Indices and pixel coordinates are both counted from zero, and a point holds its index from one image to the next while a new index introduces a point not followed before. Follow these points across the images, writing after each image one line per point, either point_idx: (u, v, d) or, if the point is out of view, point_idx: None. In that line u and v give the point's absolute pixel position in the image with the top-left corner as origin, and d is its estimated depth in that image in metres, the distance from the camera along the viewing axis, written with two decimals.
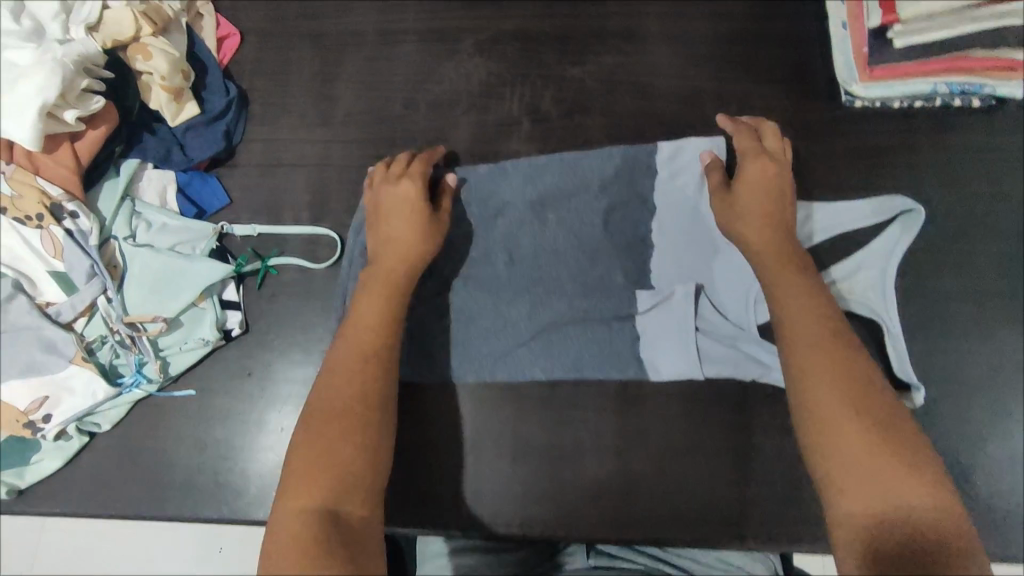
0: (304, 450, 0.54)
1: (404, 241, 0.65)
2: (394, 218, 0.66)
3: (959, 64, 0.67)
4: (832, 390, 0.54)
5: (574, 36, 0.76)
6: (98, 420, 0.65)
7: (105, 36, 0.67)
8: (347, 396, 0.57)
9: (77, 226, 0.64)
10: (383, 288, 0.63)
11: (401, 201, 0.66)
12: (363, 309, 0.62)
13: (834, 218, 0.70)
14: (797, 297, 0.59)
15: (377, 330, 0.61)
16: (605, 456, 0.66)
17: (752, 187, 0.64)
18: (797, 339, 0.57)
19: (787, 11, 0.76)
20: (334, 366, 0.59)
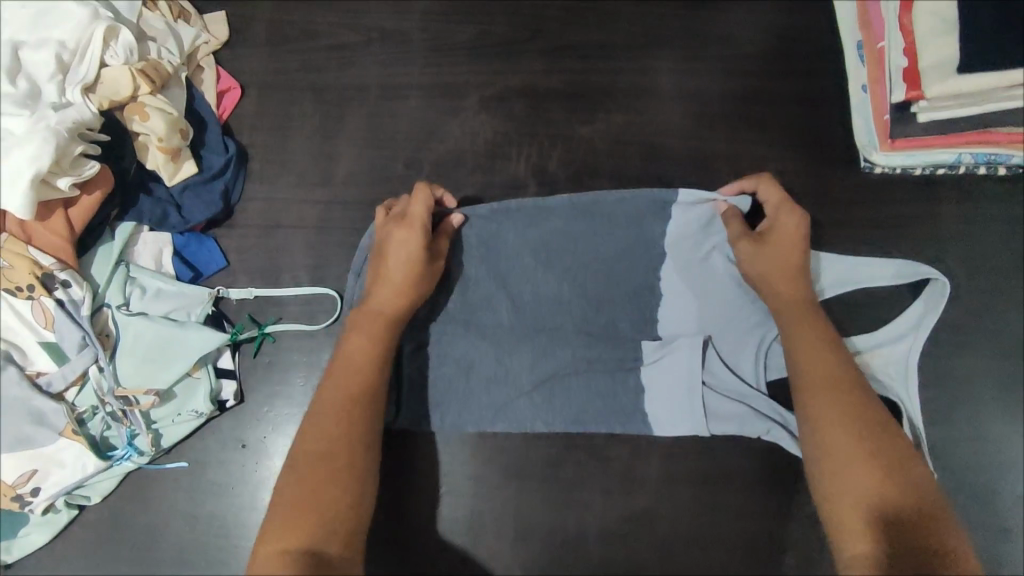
0: (288, 494, 0.51)
1: (403, 291, 0.59)
2: (393, 264, 0.59)
3: (985, 138, 0.62)
4: (848, 439, 0.52)
5: (583, 93, 0.74)
6: (88, 492, 0.64)
7: (102, 97, 0.65)
8: (334, 439, 0.54)
9: (69, 295, 0.63)
10: (374, 332, 0.58)
11: (406, 247, 0.59)
12: (352, 349, 0.58)
13: (854, 276, 0.65)
14: (813, 339, 0.57)
15: (368, 375, 0.57)
16: (606, 544, 0.63)
17: (781, 239, 0.60)
18: (813, 384, 0.55)
19: (807, 69, 0.73)
20: (319, 408, 0.55)
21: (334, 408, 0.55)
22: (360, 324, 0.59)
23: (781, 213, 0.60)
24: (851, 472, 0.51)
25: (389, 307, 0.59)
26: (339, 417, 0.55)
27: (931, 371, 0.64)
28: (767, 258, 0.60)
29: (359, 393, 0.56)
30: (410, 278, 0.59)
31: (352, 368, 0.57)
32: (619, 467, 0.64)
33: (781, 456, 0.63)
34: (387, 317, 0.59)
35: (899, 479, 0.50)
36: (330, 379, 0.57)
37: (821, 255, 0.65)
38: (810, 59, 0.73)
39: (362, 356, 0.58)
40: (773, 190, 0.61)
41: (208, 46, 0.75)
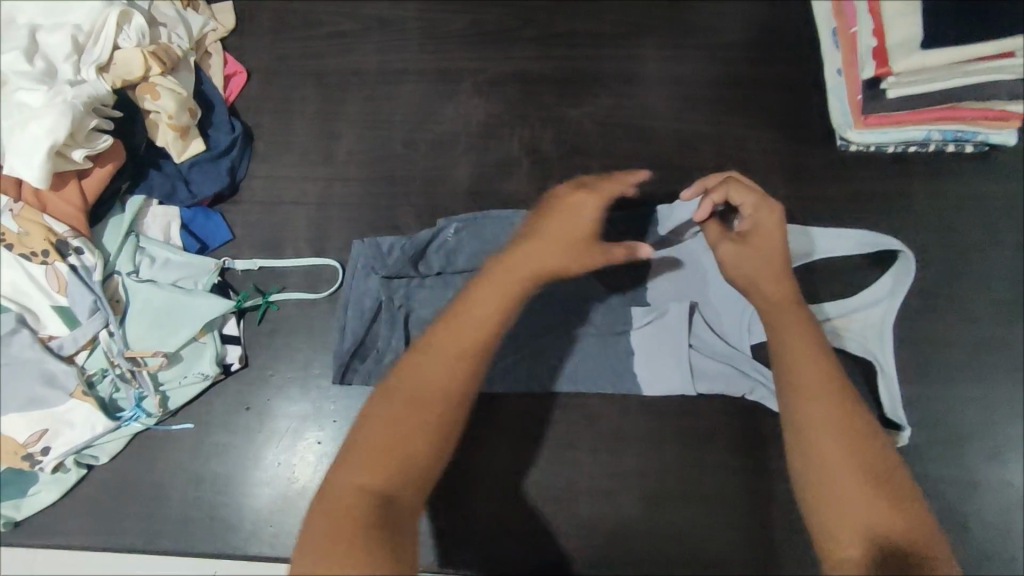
0: (376, 424, 0.46)
1: (556, 256, 0.52)
2: (555, 226, 0.53)
3: (953, 114, 0.67)
4: (841, 445, 0.49)
5: (574, 77, 0.77)
6: (96, 453, 0.66)
7: (115, 76, 0.69)
8: (438, 383, 0.48)
9: (82, 262, 0.66)
10: (507, 290, 0.51)
11: (585, 218, 0.54)
12: (476, 299, 0.50)
13: (819, 242, 0.69)
14: (803, 342, 0.54)
15: (485, 334, 0.49)
16: (596, 500, 0.64)
17: (764, 240, 0.59)
18: (809, 392, 0.52)
19: (784, 56, 0.77)
20: (428, 345, 0.49)
21: (440, 358, 0.48)
22: (495, 273, 0.52)
23: (762, 216, 0.60)
24: (845, 481, 0.47)
25: (532, 266, 0.52)
26: (443, 370, 0.48)
27: (906, 336, 0.68)
28: (740, 257, 0.59)
29: (470, 351, 0.49)
30: (567, 257, 0.52)
31: (470, 321, 0.49)
32: (609, 427, 0.66)
33: (765, 417, 0.66)
34: (526, 278, 0.51)
35: (894, 494, 0.47)
36: (445, 325, 0.50)
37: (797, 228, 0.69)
38: (786, 46, 0.77)
39: (484, 311, 0.50)
40: (745, 191, 0.59)
41: (216, 33, 0.79)
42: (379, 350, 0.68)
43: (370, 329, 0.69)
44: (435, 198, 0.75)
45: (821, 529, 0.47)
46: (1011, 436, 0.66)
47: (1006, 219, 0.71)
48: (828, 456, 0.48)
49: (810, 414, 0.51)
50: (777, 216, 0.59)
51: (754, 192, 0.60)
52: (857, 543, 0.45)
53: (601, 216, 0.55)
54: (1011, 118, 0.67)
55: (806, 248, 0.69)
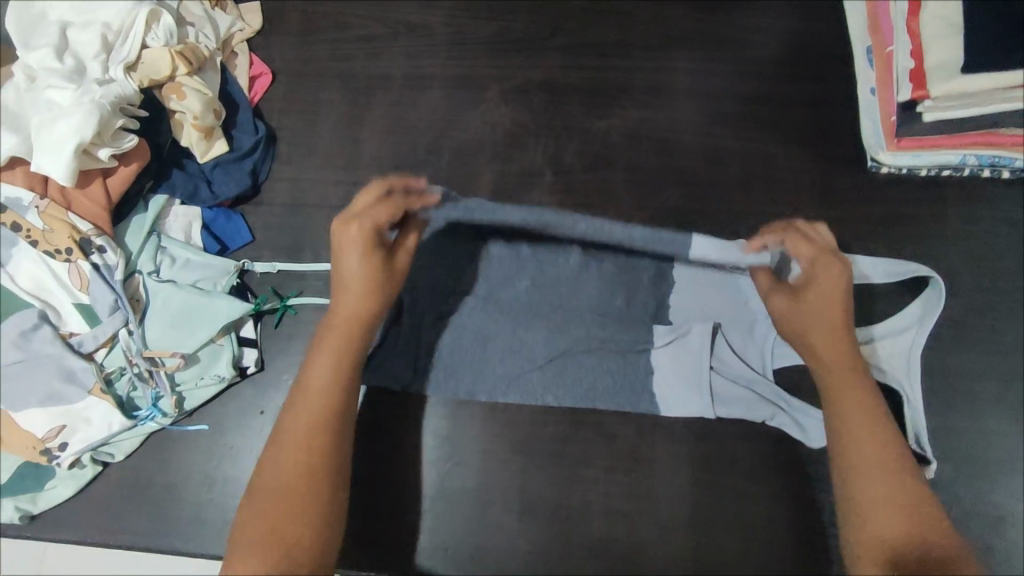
0: (250, 520, 0.51)
1: (363, 295, 0.57)
2: (348, 275, 0.57)
3: (989, 139, 0.65)
4: (874, 470, 0.53)
5: (600, 88, 0.76)
6: (112, 450, 0.66)
7: (142, 76, 0.69)
8: (297, 463, 0.53)
9: (104, 261, 0.66)
10: (341, 347, 0.57)
11: (359, 253, 0.56)
12: (313, 373, 0.56)
13: (856, 268, 0.67)
14: (850, 379, 0.57)
15: (329, 392, 0.55)
16: (612, 517, 0.63)
17: (820, 294, 0.58)
18: (852, 426, 0.55)
19: (817, 72, 0.75)
20: (277, 437, 0.54)
21: (291, 442, 0.53)
22: (325, 341, 0.57)
23: (818, 271, 0.57)
24: (880, 516, 0.51)
25: (354, 318, 0.57)
26: (303, 443, 0.53)
27: (933, 363, 0.66)
28: (799, 315, 0.59)
29: (318, 417, 0.54)
30: (370, 299, 0.57)
31: (313, 389, 0.55)
32: (625, 445, 0.65)
33: (785, 442, 0.65)
34: (347, 333, 0.57)
35: (916, 508, 0.51)
36: (292, 408, 0.55)
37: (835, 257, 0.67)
38: (819, 63, 0.75)
39: (323, 377, 0.56)
40: (803, 244, 0.59)
41: (243, 33, 0.79)
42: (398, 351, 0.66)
43: (388, 331, 0.67)
44: None
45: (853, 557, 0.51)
46: None
47: None
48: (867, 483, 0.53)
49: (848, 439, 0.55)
50: (837, 262, 0.57)
51: (813, 244, 0.59)
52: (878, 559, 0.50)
53: (385, 218, 0.57)
54: None
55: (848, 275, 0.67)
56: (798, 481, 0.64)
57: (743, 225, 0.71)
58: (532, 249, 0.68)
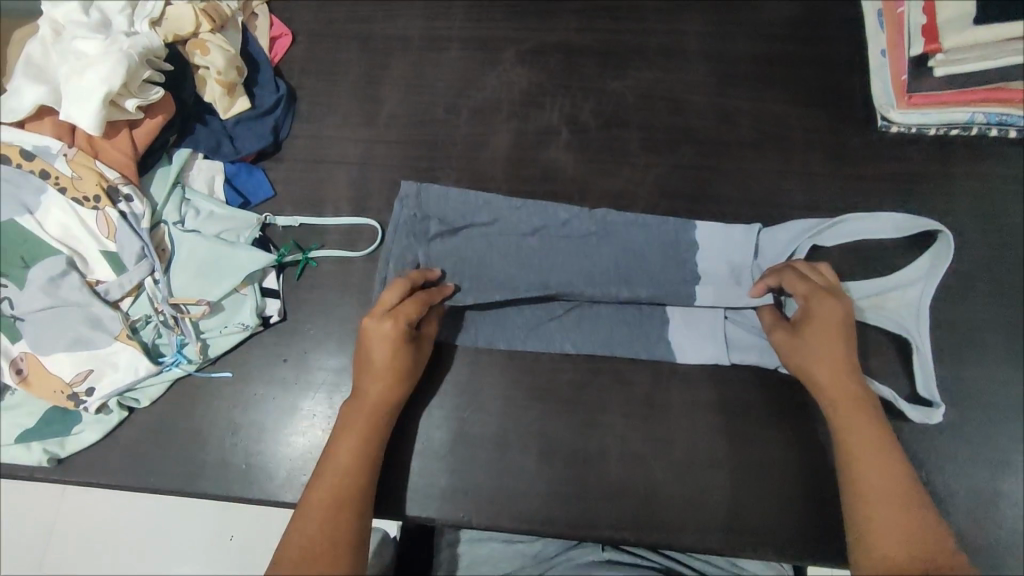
0: None
1: (389, 382, 0.62)
2: (375, 362, 0.62)
3: (998, 95, 0.68)
4: (885, 497, 0.56)
5: (615, 50, 0.78)
6: (138, 396, 0.67)
7: (167, 31, 0.70)
8: (320, 531, 0.56)
9: (132, 210, 0.67)
10: (366, 430, 0.61)
11: (385, 344, 0.61)
12: (338, 453, 0.60)
13: (868, 224, 0.68)
14: (862, 425, 0.60)
15: (354, 470, 0.59)
16: (628, 460, 0.65)
17: (820, 331, 0.62)
18: (864, 468, 0.58)
19: (828, 35, 0.77)
20: (302, 510, 0.57)
21: (314, 512, 0.57)
22: (350, 423, 0.61)
23: (813, 307, 0.62)
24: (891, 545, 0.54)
25: (378, 402, 0.62)
26: (327, 510, 0.57)
27: (941, 314, 0.68)
28: (797, 349, 0.63)
29: (341, 491, 0.58)
30: (391, 382, 0.62)
31: (339, 467, 0.59)
32: (640, 393, 0.66)
33: (797, 390, 0.66)
34: (372, 413, 0.61)
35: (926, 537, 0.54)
36: (316, 481, 0.59)
37: (850, 220, 0.68)
38: (829, 26, 0.77)
39: (348, 459, 0.59)
40: (798, 282, 0.64)
41: None
42: None
43: None
44: (474, 163, 0.75)
45: None
46: None
47: None
48: (882, 520, 0.55)
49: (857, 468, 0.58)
50: (834, 303, 0.62)
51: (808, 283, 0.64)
52: None
53: (412, 314, 0.62)
54: None
55: (862, 231, 0.68)
56: (811, 427, 0.66)
57: (756, 183, 0.72)
58: (541, 241, 0.70)
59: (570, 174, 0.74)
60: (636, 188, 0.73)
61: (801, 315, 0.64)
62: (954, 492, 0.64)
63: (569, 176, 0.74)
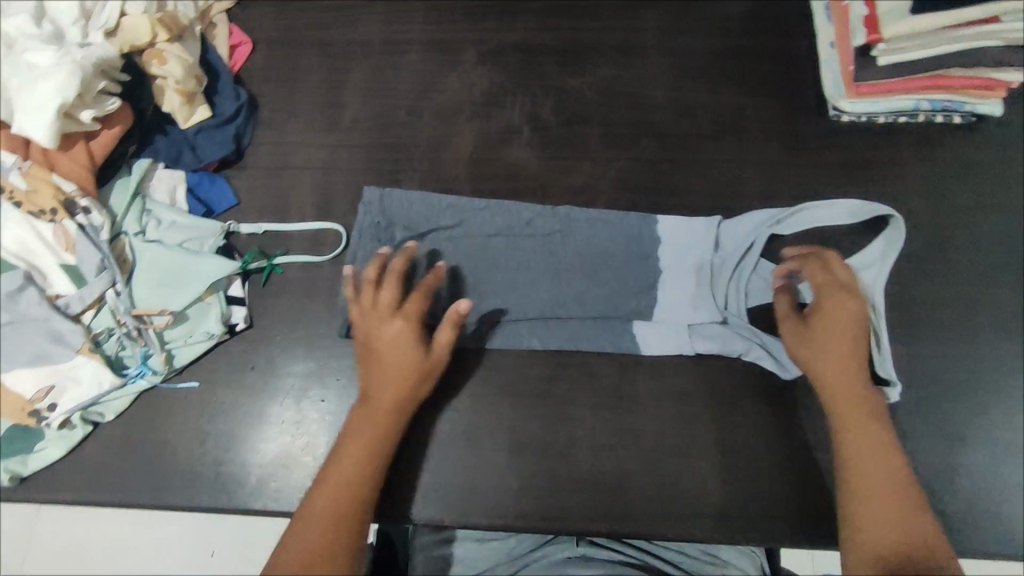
0: None
1: (398, 385, 0.61)
2: (386, 362, 0.62)
3: (942, 83, 0.70)
4: (875, 489, 0.57)
5: (573, 49, 0.79)
6: (102, 410, 0.67)
7: (122, 42, 0.69)
8: (318, 538, 0.55)
9: (90, 222, 0.67)
10: (374, 436, 0.60)
11: (395, 343, 0.62)
12: (344, 457, 0.59)
13: (822, 211, 0.70)
14: (862, 416, 0.60)
15: (359, 477, 0.58)
16: (598, 452, 0.65)
17: (831, 323, 0.62)
18: (860, 455, 0.59)
19: (779, 29, 0.79)
20: (303, 514, 0.56)
21: (315, 518, 0.56)
22: (358, 427, 0.61)
23: (824, 301, 0.63)
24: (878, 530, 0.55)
25: (388, 407, 0.61)
26: (329, 516, 0.56)
27: (896, 295, 0.70)
28: (807, 342, 0.63)
29: (345, 499, 0.57)
30: (400, 385, 0.61)
31: (345, 473, 0.58)
32: (608, 385, 0.67)
33: (762, 374, 0.68)
34: (382, 418, 0.61)
35: (912, 526, 0.55)
36: (320, 485, 0.58)
37: (807, 208, 0.70)
38: (779, 20, 0.79)
39: (354, 464, 0.59)
40: (818, 274, 0.65)
41: (222, 4, 0.80)
42: None
43: None
44: (437, 164, 0.75)
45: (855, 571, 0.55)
46: (996, 392, 0.68)
47: (992, 184, 0.73)
48: (871, 506, 0.56)
49: (852, 460, 0.59)
50: (841, 296, 0.63)
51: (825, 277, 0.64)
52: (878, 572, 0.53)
53: (416, 309, 0.63)
54: (996, 88, 0.70)
55: (817, 218, 0.70)
56: (775, 411, 0.67)
57: (714, 175, 0.74)
58: (505, 241, 0.71)
59: (532, 172, 0.75)
60: (597, 183, 0.74)
61: (812, 307, 0.64)
62: (915, 467, 0.65)
63: (532, 174, 0.74)
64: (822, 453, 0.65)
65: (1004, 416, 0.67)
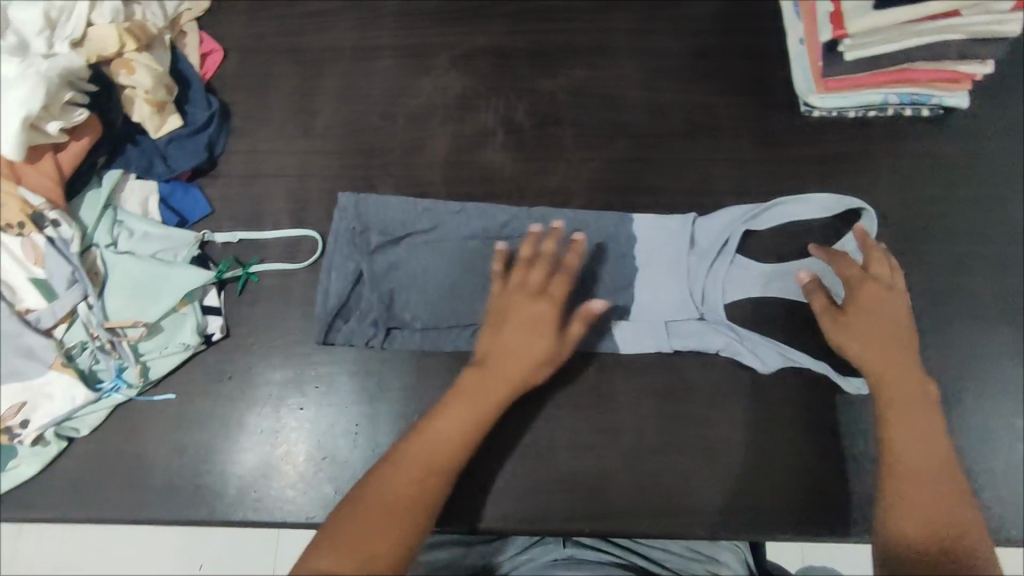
0: (344, 523, 0.53)
1: (522, 360, 0.61)
2: (509, 331, 0.62)
3: (908, 76, 0.71)
4: (918, 478, 0.56)
5: (545, 50, 0.79)
6: (76, 425, 0.66)
7: (89, 52, 0.68)
8: (405, 488, 0.56)
9: (59, 234, 0.66)
10: (481, 404, 0.60)
11: (525, 319, 0.62)
12: (448, 416, 0.60)
13: (795, 206, 0.71)
14: (913, 392, 0.60)
15: (460, 440, 0.59)
16: (578, 451, 0.65)
17: (868, 312, 0.63)
18: (909, 425, 0.59)
19: (748, 27, 0.80)
20: (397, 461, 0.57)
21: (411, 469, 0.57)
22: (468, 389, 0.61)
23: (857, 288, 0.64)
24: (921, 492, 0.55)
25: (504, 381, 0.61)
26: (423, 469, 0.57)
27: None
28: (840, 328, 0.63)
29: (445, 459, 0.58)
30: (519, 362, 0.61)
31: (449, 432, 0.59)
32: (587, 384, 0.67)
33: (740, 369, 0.68)
34: (499, 388, 0.61)
35: (952, 495, 0.55)
36: (417, 436, 0.59)
37: (782, 202, 0.71)
38: (749, 18, 0.80)
39: (457, 425, 0.59)
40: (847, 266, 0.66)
41: (191, 12, 0.80)
42: (362, 311, 0.69)
43: (354, 292, 0.70)
44: (412, 168, 0.75)
45: (893, 524, 0.54)
46: (970, 380, 0.68)
47: (960, 175, 0.74)
48: (917, 469, 0.56)
49: (897, 424, 0.59)
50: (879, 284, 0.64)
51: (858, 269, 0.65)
52: (918, 530, 0.53)
53: (561, 295, 0.63)
54: (961, 81, 0.72)
55: (790, 211, 0.71)
56: (754, 405, 0.67)
57: (689, 172, 0.74)
58: (482, 244, 0.71)
59: (507, 174, 0.75)
60: (572, 183, 0.74)
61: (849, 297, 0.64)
62: None
63: (507, 176, 0.74)
64: (801, 445, 0.66)
65: (979, 403, 0.68)
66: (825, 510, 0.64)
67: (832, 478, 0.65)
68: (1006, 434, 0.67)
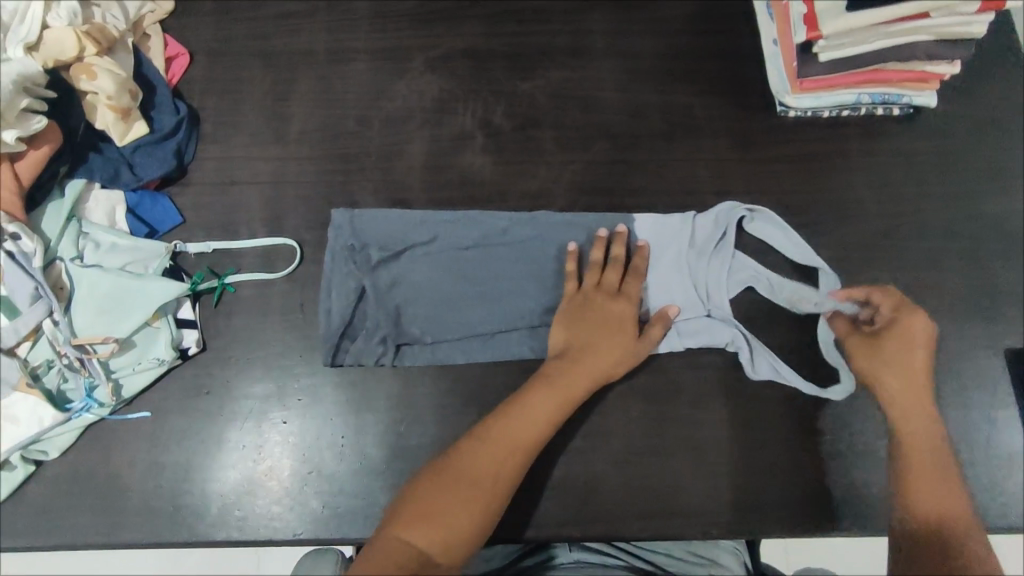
0: (428, 492, 0.57)
1: (606, 354, 0.64)
2: (592, 325, 0.65)
3: (879, 76, 0.72)
4: (923, 471, 0.60)
5: (523, 52, 0.78)
6: (45, 447, 0.63)
7: (46, 56, 0.64)
8: (486, 468, 0.58)
9: (20, 248, 0.63)
10: (568, 393, 0.62)
11: (610, 315, 0.66)
12: (535, 402, 0.61)
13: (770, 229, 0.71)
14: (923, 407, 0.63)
15: (543, 424, 0.60)
16: (567, 456, 0.65)
17: (903, 340, 0.65)
18: (922, 428, 0.62)
19: (723, 28, 0.80)
20: (483, 440, 0.59)
21: (496, 449, 0.59)
22: (557, 377, 0.63)
23: (897, 319, 0.66)
24: (933, 469, 0.60)
25: (587, 374, 0.63)
26: (508, 450, 0.59)
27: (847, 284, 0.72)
28: (873, 354, 0.65)
29: (525, 444, 0.59)
30: (605, 356, 0.64)
31: (534, 416, 0.60)
32: None
33: (724, 370, 0.68)
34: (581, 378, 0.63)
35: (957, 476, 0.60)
36: (506, 417, 0.60)
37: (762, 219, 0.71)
38: (723, 19, 0.81)
39: (542, 411, 0.61)
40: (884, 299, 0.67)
41: (154, 15, 0.77)
42: (368, 329, 0.68)
43: (356, 312, 0.68)
44: (390, 174, 0.74)
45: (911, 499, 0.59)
46: (945, 372, 0.70)
47: (931, 172, 0.75)
48: (928, 449, 0.61)
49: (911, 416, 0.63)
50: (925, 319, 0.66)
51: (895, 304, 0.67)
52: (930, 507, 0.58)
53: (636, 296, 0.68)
54: (931, 80, 0.73)
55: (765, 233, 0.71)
56: (740, 404, 0.67)
57: (671, 174, 0.74)
58: (479, 253, 0.70)
59: (488, 178, 0.74)
60: (554, 187, 0.74)
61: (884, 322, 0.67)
62: (873, 450, 0.67)
63: (488, 180, 0.74)
64: (786, 443, 0.66)
65: (954, 394, 0.70)
66: (810, 506, 0.65)
67: (816, 473, 0.66)
68: (982, 423, 0.69)
